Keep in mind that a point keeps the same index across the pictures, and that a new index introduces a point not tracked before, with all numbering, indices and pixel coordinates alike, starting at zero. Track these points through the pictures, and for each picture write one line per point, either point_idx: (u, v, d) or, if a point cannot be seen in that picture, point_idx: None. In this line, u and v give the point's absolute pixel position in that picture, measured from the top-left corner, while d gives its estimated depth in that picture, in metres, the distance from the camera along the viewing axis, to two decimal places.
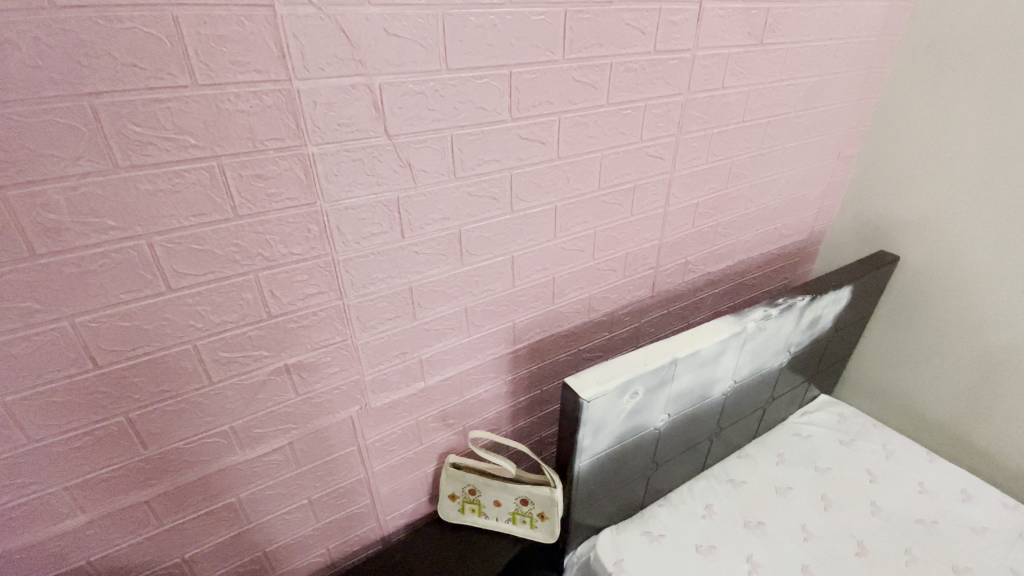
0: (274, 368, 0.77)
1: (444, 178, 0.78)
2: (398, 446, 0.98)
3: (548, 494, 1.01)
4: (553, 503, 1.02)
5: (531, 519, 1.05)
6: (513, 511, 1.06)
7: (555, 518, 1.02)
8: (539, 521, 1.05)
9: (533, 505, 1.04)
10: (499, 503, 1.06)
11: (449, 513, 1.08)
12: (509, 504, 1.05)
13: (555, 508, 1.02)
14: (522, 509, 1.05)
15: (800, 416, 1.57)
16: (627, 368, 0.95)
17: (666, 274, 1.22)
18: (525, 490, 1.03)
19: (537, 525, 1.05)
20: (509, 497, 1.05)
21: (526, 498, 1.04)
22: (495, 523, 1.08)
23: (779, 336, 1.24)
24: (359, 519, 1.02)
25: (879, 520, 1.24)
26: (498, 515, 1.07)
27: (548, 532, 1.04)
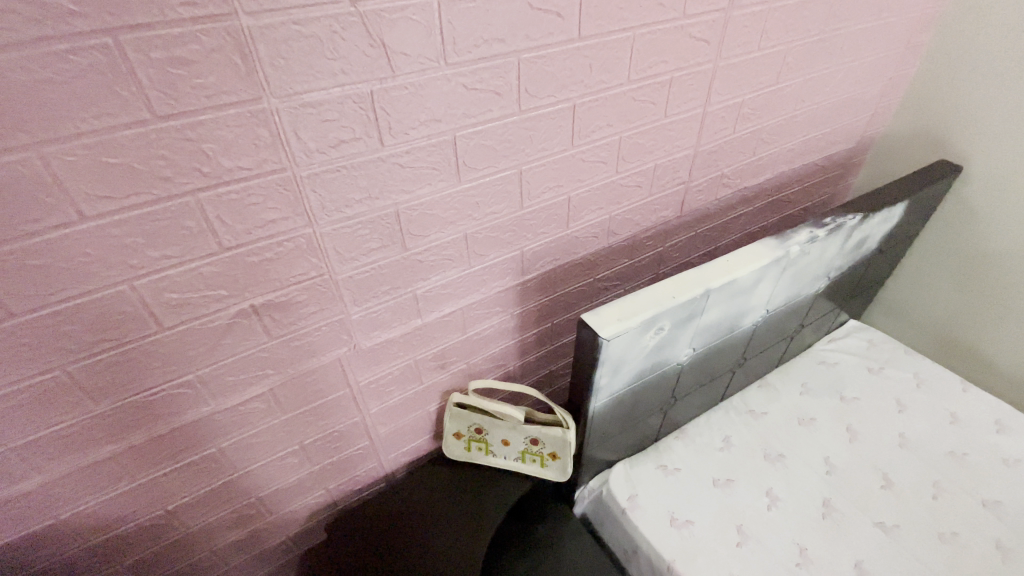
0: (238, 310, 0.65)
1: (430, 64, 0.59)
2: (394, 387, 0.89)
3: (560, 436, 0.93)
4: (564, 445, 0.94)
5: (542, 459, 0.98)
6: (522, 450, 0.99)
7: (567, 457, 0.95)
8: (550, 461, 0.98)
9: (544, 446, 0.96)
10: (506, 442, 0.99)
11: (456, 452, 1.02)
12: (518, 444, 0.98)
13: (567, 449, 0.95)
14: (532, 449, 0.98)
15: (826, 343, 1.47)
16: (652, 301, 0.82)
17: (698, 190, 1.05)
18: (535, 432, 0.95)
19: (547, 465, 0.98)
20: (517, 438, 0.97)
21: (535, 439, 0.96)
22: (503, 462, 1.01)
23: (821, 260, 1.09)
24: (359, 460, 0.96)
25: (907, 452, 1.18)
26: (506, 455, 1.01)
27: (560, 472, 0.98)
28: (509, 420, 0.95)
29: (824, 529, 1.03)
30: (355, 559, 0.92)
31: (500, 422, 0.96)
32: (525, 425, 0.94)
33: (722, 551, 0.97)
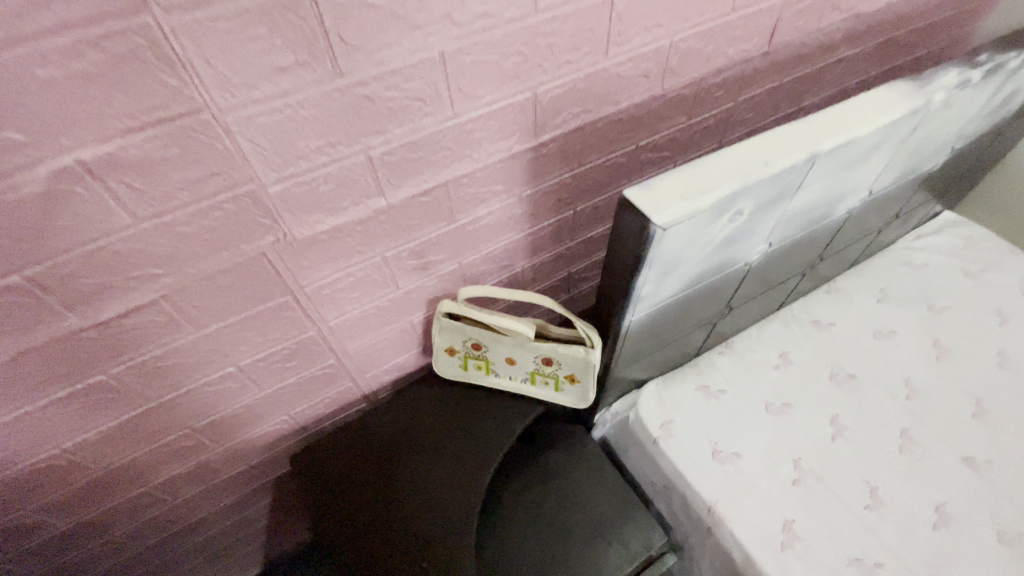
0: (61, 170, 0.39)
1: None
2: (360, 293, 0.64)
3: (581, 358, 0.70)
4: (586, 368, 0.72)
5: (556, 382, 0.77)
6: (531, 371, 0.77)
7: (589, 382, 0.74)
8: (567, 384, 0.77)
9: (559, 367, 0.74)
10: (511, 361, 0.77)
11: (450, 370, 0.82)
12: (526, 364, 0.76)
13: (590, 373, 0.72)
14: (544, 370, 0.76)
15: (911, 241, 1.19)
16: (734, 170, 0.55)
17: (796, 10, 0.71)
18: (549, 351, 0.72)
19: (563, 389, 0.78)
20: (526, 357, 0.75)
21: (549, 359, 0.73)
22: (508, 384, 0.81)
23: (955, 120, 0.78)
24: (326, 382, 0.76)
25: (1007, 374, 0.95)
26: (511, 375, 0.79)
27: (578, 398, 0.78)
28: (515, 336, 0.72)
29: (900, 466, 0.84)
30: (331, 483, 0.78)
31: (504, 337, 0.73)
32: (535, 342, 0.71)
33: (774, 490, 0.79)
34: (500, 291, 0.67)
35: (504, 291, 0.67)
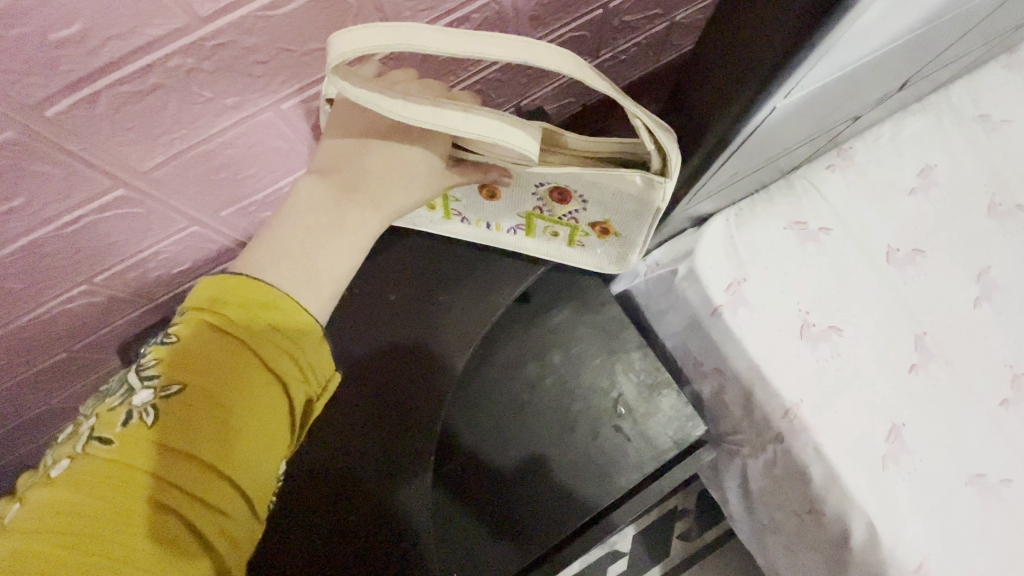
0: None
1: None
2: (96, 28, 0.25)
3: (637, 199, 0.36)
4: (640, 215, 0.38)
5: (572, 234, 0.46)
6: (528, 213, 0.43)
7: (631, 237, 0.43)
8: (590, 237, 0.46)
9: (584, 212, 0.41)
10: (492, 197, 0.42)
11: None
12: (522, 205, 0.42)
13: (641, 225, 0.40)
14: (553, 218, 0.43)
15: None
16: None
17: None
18: (571, 184, 0.36)
19: (579, 243, 0.48)
20: (523, 193, 0.40)
21: (567, 197, 0.39)
22: (484, 234, 0.49)
23: None
24: (144, 231, 0.40)
25: None
26: (492, 221, 0.47)
27: (601, 257, 0.49)
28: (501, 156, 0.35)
29: None
30: None
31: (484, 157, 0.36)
32: (547, 170, 0.33)
33: (882, 383, 0.53)
34: (395, 37, 0.24)
35: (421, 38, 0.24)
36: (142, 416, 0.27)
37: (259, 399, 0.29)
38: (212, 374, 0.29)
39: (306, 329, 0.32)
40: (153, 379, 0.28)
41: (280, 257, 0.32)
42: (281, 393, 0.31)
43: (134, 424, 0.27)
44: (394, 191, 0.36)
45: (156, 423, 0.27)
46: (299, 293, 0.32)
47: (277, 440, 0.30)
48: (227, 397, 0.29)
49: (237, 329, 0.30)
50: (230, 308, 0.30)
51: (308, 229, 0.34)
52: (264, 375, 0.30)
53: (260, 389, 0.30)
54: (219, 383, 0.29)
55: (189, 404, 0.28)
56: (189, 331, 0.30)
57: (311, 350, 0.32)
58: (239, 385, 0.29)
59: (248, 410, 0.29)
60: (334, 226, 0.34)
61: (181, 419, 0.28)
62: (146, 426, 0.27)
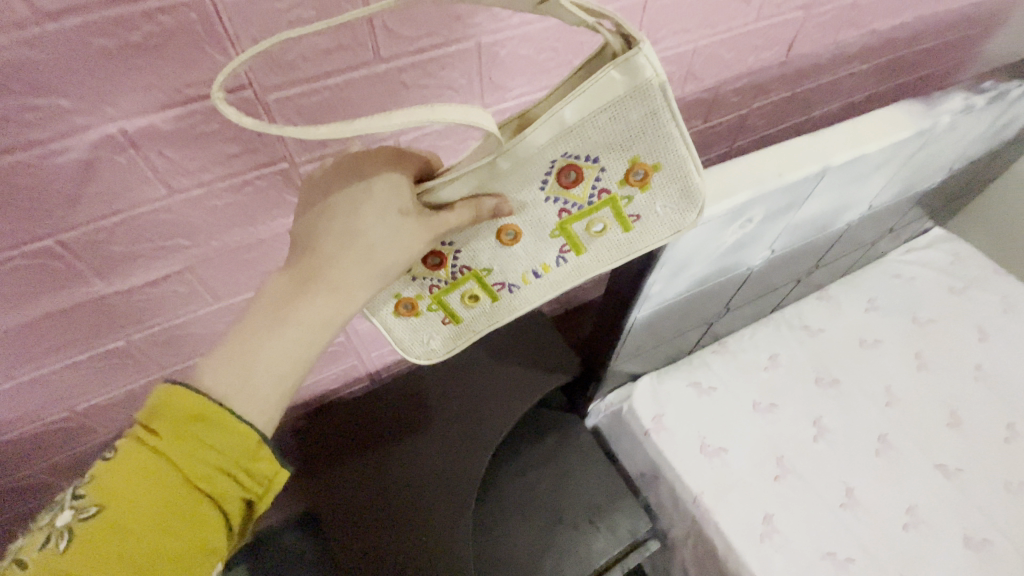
0: (105, 141, 0.40)
1: None
2: None
3: (636, 95, 0.38)
4: (654, 116, 0.39)
5: (618, 211, 0.46)
6: (555, 228, 0.47)
7: (678, 148, 0.41)
8: (636, 201, 0.45)
9: (606, 173, 0.43)
10: (506, 233, 0.48)
11: (438, 345, 0.60)
12: (546, 219, 0.47)
13: (669, 131, 0.40)
14: (583, 208, 0.46)
15: (903, 254, 1.21)
16: (748, 177, 0.56)
17: (812, 27, 0.73)
18: (569, 146, 0.41)
19: (636, 220, 0.46)
20: (536, 201, 0.45)
21: (579, 170, 0.43)
22: (542, 286, 0.52)
23: (961, 141, 0.80)
24: (335, 357, 0.81)
25: (982, 386, 1.00)
26: (536, 266, 0.51)
27: (673, 220, 0.45)
28: (475, 174, 0.43)
29: (879, 468, 0.88)
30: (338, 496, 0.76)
31: (447, 195, 0.44)
32: (531, 130, 0.40)
33: (757, 486, 0.83)
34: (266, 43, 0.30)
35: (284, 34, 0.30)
36: (62, 538, 0.33)
37: (174, 519, 0.36)
38: (130, 494, 0.35)
39: (237, 439, 0.38)
40: (79, 501, 0.35)
41: (221, 364, 0.40)
42: (204, 500, 0.37)
43: (52, 546, 0.33)
44: (341, 283, 0.42)
45: (71, 546, 0.33)
46: (240, 406, 0.39)
47: (200, 546, 0.37)
48: (142, 519, 0.35)
49: (165, 447, 0.36)
50: (159, 425, 0.37)
51: (263, 321, 0.41)
52: (185, 487, 0.36)
53: (181, 502, 0.36)
54: (136, 502, 0.35)
55: (111, 526, 0.34)
56: (121, 452, 0.36)
57: (239, 462, 0.38)
58: (157, 503, 0.35)
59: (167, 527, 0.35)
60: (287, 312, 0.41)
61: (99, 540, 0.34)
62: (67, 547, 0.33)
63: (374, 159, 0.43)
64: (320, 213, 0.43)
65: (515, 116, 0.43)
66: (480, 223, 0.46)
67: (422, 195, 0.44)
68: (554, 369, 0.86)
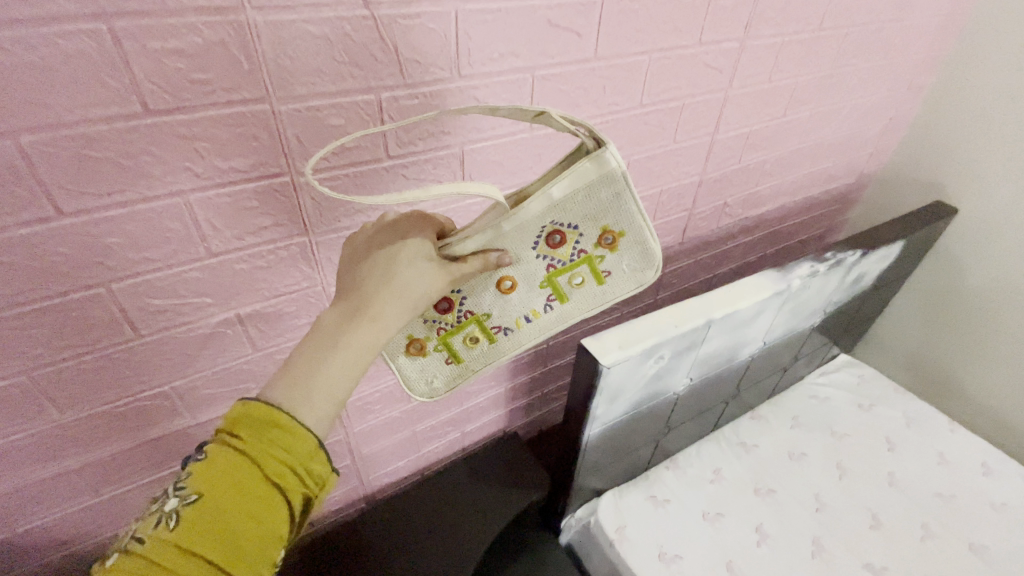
0: (222, 319, 0.61)
1: (445, 75, 0.59)
2: (381, 404, 0.86)
3: (605, 179, 0.54)
4: (617, 195, 0.55)
5: (592, 267, 0.61)
6: (543, 279, 0.62)
7: (634, 220, 0.57)
8: (606, 260, 0.60)
9: (583, 238, 0.59)
10: (504, 283, 0.62)
11: (441, 383, 0.71)
12: (537, 272, 0.61)
13: (629, 208, 0.56)
14: (566, 263, 0.61)
15: (818, 376, 1.45)
16: (653, 329, 0.81)
17: (700, 219, 1.04)
18: (557, 216, 0.56)
19: (605, 274, 0.61)
20: (529, 258, 0.60)
21: (563, 234, 0.58)
22: (531, 327, 0.66)
23: (820, 295, 1.08)
24: (340, 480, 0.94)
25: (897, 491, 1.16)
26: (527, 311, 0.65)
27: (636, 273, 0.60)
28: (485, 233, 0.57)
29: (816, 570, 1.00)
30: None
31: (465, 248, 0.57)
32: (528, 203, 0.55)
33: None
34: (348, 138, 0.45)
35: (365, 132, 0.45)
36: (171, 517, 0.37)
37: (254, 506, 0.38)
38: (220, 486, 0.38)
39: (300, 439, 0.41)
40: (182, 491, 0.38)
41: (280, 384, 0.43)
42: (273, 493, 0.39)
43: (162, 527, 0.37)
44: (386, 309, 0.49)
45: (174, 528, 0.37)
46: (299, 409, 0.42)
47: (269, 535, 0.39)
48: (228, 506, 0.38)
49: (243, 447, 0.39)
50: (240, 427, 0.40)
51: (313, 351, 0.45)
52: (258, 482, 0.39)
53: (254, 493, 0.38)
54: (225, 492, 0.38)
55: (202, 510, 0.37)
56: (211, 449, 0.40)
57: (302, 461, 0.41)
58: (239, 493, 0.38)
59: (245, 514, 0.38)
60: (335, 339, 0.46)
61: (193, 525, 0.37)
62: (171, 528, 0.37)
63: (404, 224, 0.55)
64: (363, 258, 0.52)
65: (512, 193, 0.58)
66: (489, 270, 0.60)
67: (445, 249, 0.56)
68: (528, 486, 1.01)
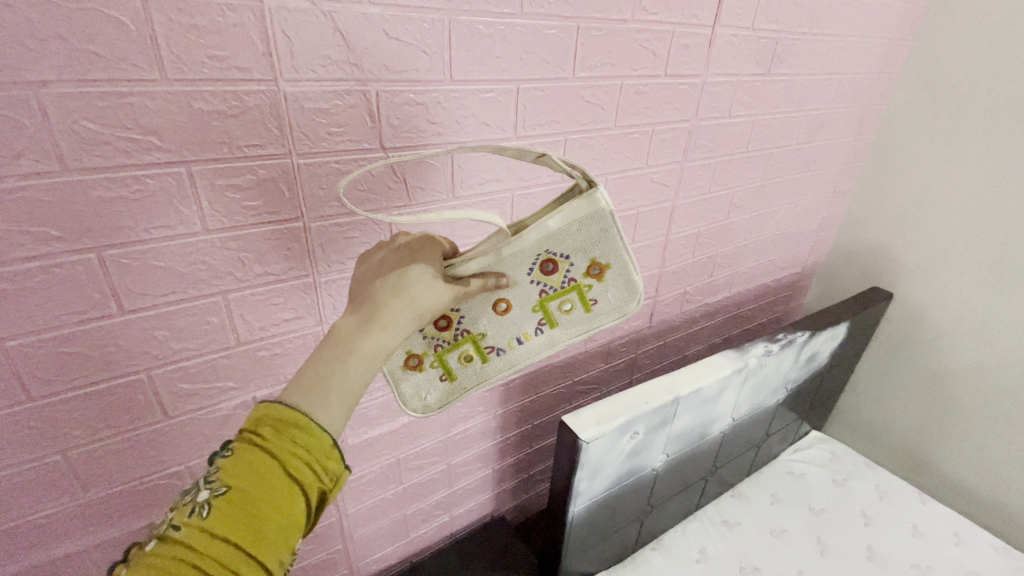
0: (240, 401, 0.69)
1: (442, 196, 0.73)
2: (374, 485, 0.91)
3: (595, 215, 0.66)
4: (603, 232, 0.67)
5: (579, 295, 0.71)
6: (536, 302, 0.72)
7: (617, 254, 0.68)
8: (593, 288, 0.71)
9: (573, 267, 0.69)
10: (501, 305, 0.72)
11: (434, 399, 0.77)
12: (531, 295, 0.71)
13: (615, 243, 0.67)
14: (557, 289, 0.71)
15: (792, 453, 1.51)
16: (627, 406, 0.90)
17: (664, 305, 1.17)
18: (551, 246, 0.67)
19: (592, 302, 0.72)
20: (524, 282, 0.70)
21: (555, 263, 0.69)
22: (521, 348, 0.74)
23: (778, 373, 1.19)
24: (329, 567, 0.95)
25: (876, 565, 1.18)
26: (519, 333, 0.74)
27: (617, 303, 0.71)
28: (489, 255, 0.66)
29: None
30: None
31: (469, 269, 0.65)
32: (528, 232, 0.66)
33: None
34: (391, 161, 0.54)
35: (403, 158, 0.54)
36: (202, 508, 0.41)
37: (277, 497, 0.42)
38: (246, 480, 0.42)
39: (317, 438, 0.45)
40: (212, 484, 0.42)
41: (300, 383, 0.48)
42: (294, 487, 0.43)
43: (196, 516, 0.40)
44: (396, 317, 0.54)
45: (207, 517, 0.40)
46: (316, 410, 0.46)
47: (289, 524, 0.43)
48: (255, 496, 0.42)
49: (268, 444, 0.44)
50: (265, 427, 0.44)
51: (331, 352, 0.50)
52: (281, 475, 0.43)
53: (278, 485, 0.42)
54: (251, 484, 0.42)
55: (231, 502, 0.41)
56: (237, 448, 0.44)
57: (319, 458, 0.45)
58: (264, 485, 0.42)
59: (269, 504, 0.42)
60: (351, 342, 0.51)
61: (222, 516, 0.40)
62: (202, 518, 0.40)
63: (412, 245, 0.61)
64: (376, 273, 0.57)
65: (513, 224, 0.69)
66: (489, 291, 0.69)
67: (450, 267, 0.64)
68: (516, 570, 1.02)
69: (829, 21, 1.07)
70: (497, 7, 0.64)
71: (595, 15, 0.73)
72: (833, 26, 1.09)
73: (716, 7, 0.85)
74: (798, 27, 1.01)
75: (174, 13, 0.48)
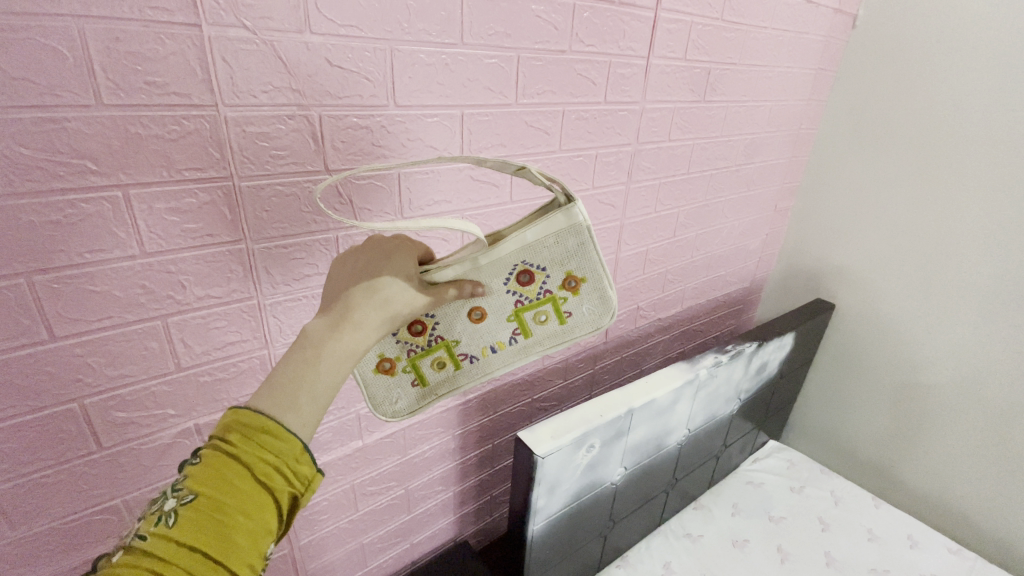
0: (181, 429, 0.68)
1: (389, 216, 0.74)
2: (329, 513, 0.89)
3: (573, 229, 0.67)
4: (580, 247, 0.69)
5: (556, 306, 0.73)
6: (512, 312, 0.73)
7: (592, 269, 0.71)
8: (569, 301, 0.73)
9: (550, 279, 0.71)
10: (476, 313, 0.73)
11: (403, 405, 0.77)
12: (506, 305, 0.73)
13: (591, 258, 0.70)
14: (533, 300, 0.72)
15: (751, 463, 1.55)
16: (583, 420, 0.91)
17: (618, 320, 1.20)
18: (528, 257, 0.69)
19: (568, 313, 0.74)
20: (501, 291, 0.71)
21: (531, 274, 0.71)
22: (495, 356, 0.76)
23: (729, 383, 1.23)
24: None
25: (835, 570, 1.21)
26: (493, 341, 0.75)
27: (592, 316, 0.74)
28: (466, 263, 0.67)
29: None
30: None
31: (443, 276, 0.66)
32: (506, 242, 0.67)
33: None
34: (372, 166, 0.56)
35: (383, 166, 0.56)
36: (168, 517, 0.40)
37: (245, 502, 0.42)
38: (213, 486, 0.42)
39: (285, 442, 0.45)
40: (179, 492, 0.42)
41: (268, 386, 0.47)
42: (263, 491, 0.43)
43: (162, 525, 0.40)
44: (366, 320, 0.54)
45: (174, 525, 0.40)
46: (284, 414, 0.46)
47: (260, 529, 0.42)
48: (224, 503, 0.41)
49: (236, 450, 0.43)
50: (233, 433, 0.44)
51: (300, 354, 0.50)
52: (249, 480, 0.43)
53: (245, 490, 0.42)
54: (218, 491, 0.42)
55: (198, 509, 0.41)
56: (205, 455, 0.44)
57: (288, 461, 0.45)
58: (232, 490, 0.42)
59: (236, 509, 0.41)
60: (321, 345, 0.51)
61: (189, 522, 0.40)
62: (169, 526, 0.40)
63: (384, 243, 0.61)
64: (349, 277, 0.57)
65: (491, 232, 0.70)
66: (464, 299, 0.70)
67: (427, 274, 0.65)
68: None
69: (756, 53, 1.16)
70: (439, 39, 0.68)
71: (534, 46, 0.77)
72: (762, 58, 1.18)
73: (649, 40, 0.92)
74: (728, 59, 1.10)
75: (111, 41, 0.49)
